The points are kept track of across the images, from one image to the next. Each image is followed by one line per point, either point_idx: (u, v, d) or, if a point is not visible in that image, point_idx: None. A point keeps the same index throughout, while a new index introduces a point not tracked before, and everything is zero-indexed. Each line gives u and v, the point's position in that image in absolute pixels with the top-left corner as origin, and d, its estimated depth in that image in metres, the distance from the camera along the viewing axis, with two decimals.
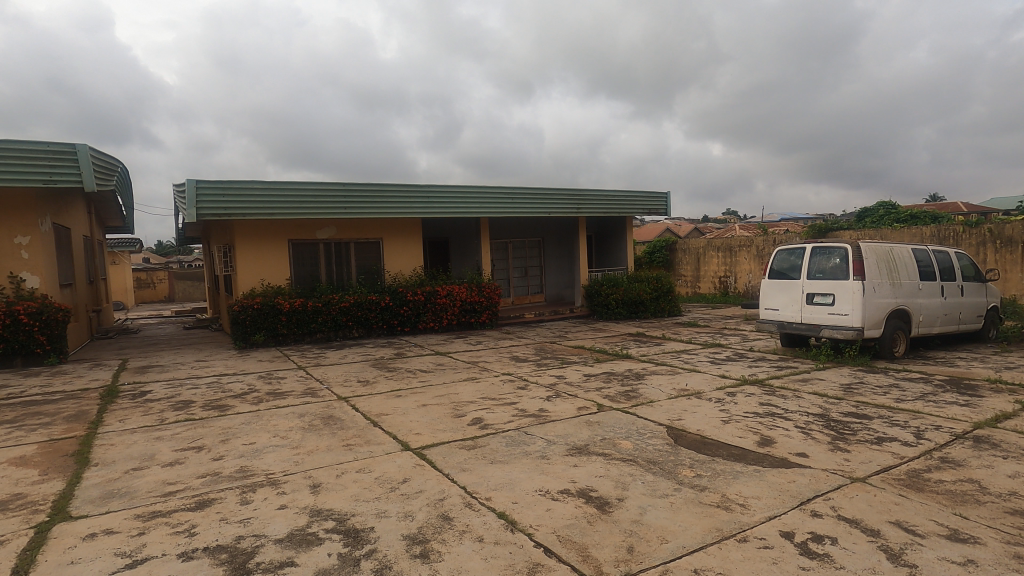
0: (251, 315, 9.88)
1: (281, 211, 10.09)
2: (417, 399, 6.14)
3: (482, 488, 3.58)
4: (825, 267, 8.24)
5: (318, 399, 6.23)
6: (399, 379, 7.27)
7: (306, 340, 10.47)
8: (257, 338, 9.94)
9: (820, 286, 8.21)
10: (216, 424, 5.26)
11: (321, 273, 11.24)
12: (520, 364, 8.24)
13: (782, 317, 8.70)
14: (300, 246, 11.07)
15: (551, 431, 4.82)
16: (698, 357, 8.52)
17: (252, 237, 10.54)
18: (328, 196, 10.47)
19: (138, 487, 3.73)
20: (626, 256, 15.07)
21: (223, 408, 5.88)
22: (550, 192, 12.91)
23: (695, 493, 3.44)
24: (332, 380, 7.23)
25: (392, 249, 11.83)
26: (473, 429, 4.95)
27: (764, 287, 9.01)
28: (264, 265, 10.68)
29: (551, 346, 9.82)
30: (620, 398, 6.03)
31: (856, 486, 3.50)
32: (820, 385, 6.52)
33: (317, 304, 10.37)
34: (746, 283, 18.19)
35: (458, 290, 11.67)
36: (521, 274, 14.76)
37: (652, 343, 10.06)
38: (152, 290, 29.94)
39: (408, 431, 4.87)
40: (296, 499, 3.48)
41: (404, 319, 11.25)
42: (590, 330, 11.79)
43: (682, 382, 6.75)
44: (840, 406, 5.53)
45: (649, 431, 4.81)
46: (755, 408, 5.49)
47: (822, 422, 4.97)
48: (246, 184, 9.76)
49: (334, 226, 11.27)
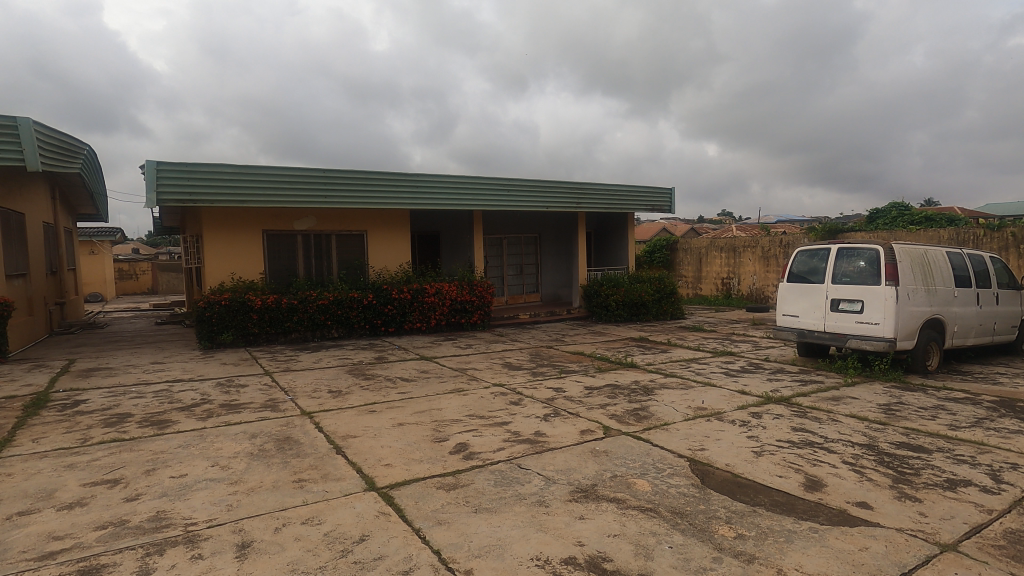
0: (218, 313, 8.97)
1: (253, 199, 9.19)
2: (393, 417, 5.28)
3: (462, 554, 2.73)
4: (851, 271, 7.47)
5: (278, 414, 5.35)
6: (377, 390, 6.41)
7: (281, 340, 9.60)
8: (225, 338, 9.03)
9: (846, 291, 7.43)
10: (149, 447, 4.39)
11: (298, 267, 10.35)
12: (513, 372, 7.40)
13: (802, 325, 7.93)
14: (276, 238, 10.16)
15: (550, 465, 3.98)
16: (710, 368, 7.72)
17: (222, 226, 9.60)
18: (307, 183, 9.58)
19: (13, 544, 2.85)
20: (627, 255, 14.23)
21: (163, 424, 5.00)
22: (549, 185, 12.06)
23: (742, 567, 2.61)
24: (300, 389, 6.36)
25: (377, 242, 10.94)
26: (456, 460, 4.09)
27: (782, 291, 8.23)
28: (235, 257, 9.74)
29: (547, 352, 9.01)
30: (630, 420, 5.19)
31: (950, 560, 2.68)
32: (855, 405, 5.72)
33: (292, 301, 9.49)
34: (750, 286, 17.41)
35: (448, 288, 10.82)
36: (516, 272, 13.92)
37: (657, 350, 9.25)
38: (135, 281, 28.98)
39: (376, 462, 4.02)
40: (215, 568, 2.62)
41: (389, 319, 10.40)
42: (589, 334, 10.99)
43: (697, 399, 5.93)
44: (888, 435, 4.72)
45: (668, 466, 3.97)
46: (789, 436, 4.68)
47: (875, 458, 4.15)
48: (214, 168, 8.86)
49: (313, 216, 10.37)
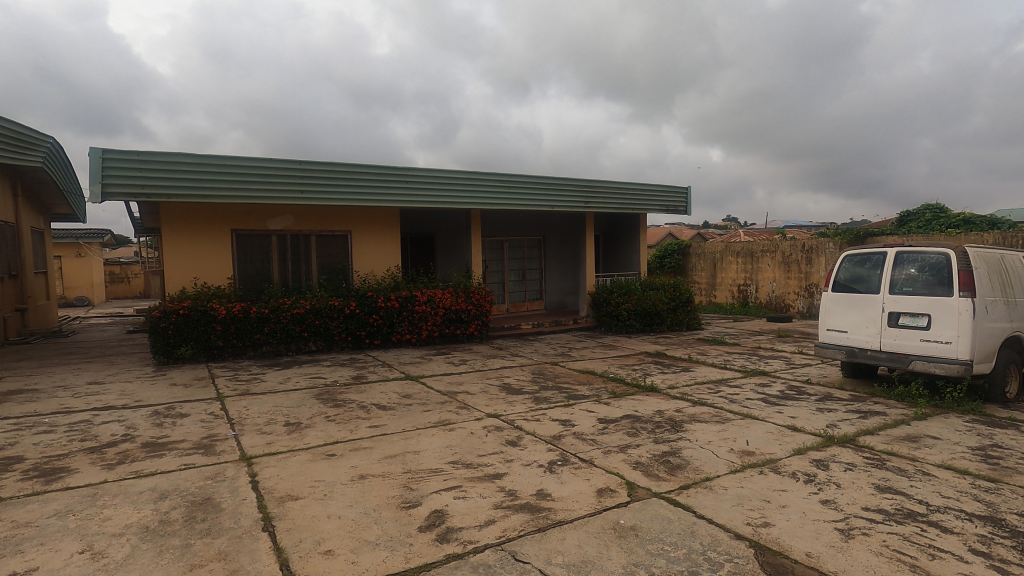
0: (175, 323, 7.85)
1: (218, 194, 8.08)
2: (355, 465, 4.11)
3: None
4: (913, 280, 6.33)
5: (210, 460, 4.19)
6: (345, 422, 5.25)
7: (249, 355, 8.48)
8: (184, 353, 7.91)
9: (907, 303, 6.28)
10: (13, 515, 3.23)
11: (273, 271, 9.23)
12: (513, 398, 6.23)
13: (851, 343, 6.77)
14: (247, 238, 9.03)
15: (558, 554, 2.81)
16: (745, 393, 6.53)
17: (183, 224, 8.49)
18: (281, 177, 8.46)
19: None
20: (638, 259, 13.06)
21: (54, 475, 3.85)
22: (556, 182, 10.92)
23: None
24: (251, 421, 5.20)
25: (363, 244, 9.82)
26: (427, 544, 2.92)
27: (825, 302, 7.10)
28: (198, 260, 8.63)
29: (552, 370, 7.85)
30: (660, 472, 4.00)
31: None
32: (943, 450, 4.53)
33: (262, 310, 8.37)
34: (769, 294, 16.20)
35: (441, 295, 9.67)
36: (519, 278, 12.77)
37: (677, 368, 8.09)
38: (126, 284, 27.96)
39: (315, 548, 2.86)
40: None
41: (374, 331, 9.27)
42: (598, 347, 9.84)
43: (740, 439, 4.75)
44: (1011, 501, 3.52)
45: (726, 557, 2.79)
46: (879, 502, 3.49)
47: (1013, 543, 2.96)
48: (171, 157, 7.75)
49: (290, 215, 9.26)
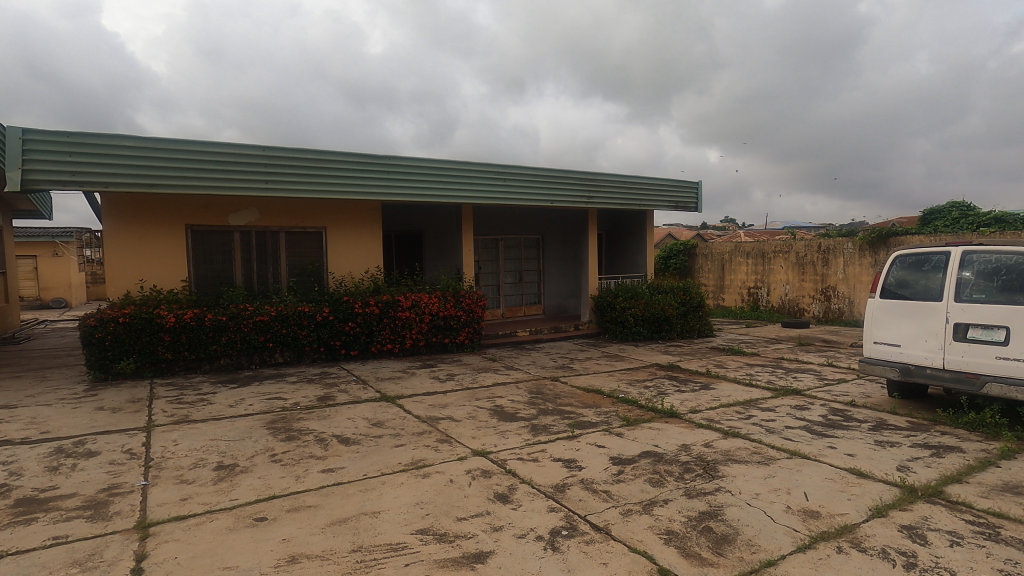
0: (114, 334, 6.76)
1: (166, 182, 6.98)
2: (288, 537, 3.02)
3: None
4: (986, 285, 5.28)
5: (93, 529, 3.10)
6: (292, 464, 4.15)
7: (204, 369, 7.39)
8: (124, 367, 6.83)
9: (979, 313, 5.22)
10: None
11: (236, 273, 8.14)
12: (505, 426, 5.16)
13: (905, 359, 5.72)
14: (204, 235, 7.94)
15: None
16: (782, 420, 5.47)
17: (129, 219, 7.42)
18: (241, 165, 7.36)
19: None
20: (644, 260, 12.03)
21: None
22: (555, 173, 9.85)
23: None
24: (173, 464, 4.11)
25: (338, 243, 8.73)
26: None
27: (872, 310, 6.04)
28: (147, 260, 7.55)
29: (551, 387, 6.78)
30: (702, 549, 2.93)
31: None
32: None
33: (219, 318, 7.29)
34: (782, 297, 15.17)
35: (426, 300, 8.61)
36: (515, 280, 11.72)
37: (696, 385, 7.02)
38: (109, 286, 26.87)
39: None
40: None
41: (350, 340, 8.20)
42: (603, 358, 8.79)
43: (797, 491, 3.68)
44: None
45: None
46: None
47: None
48: (108, 139, 6.66)
49: (255, 209, 8.17)
